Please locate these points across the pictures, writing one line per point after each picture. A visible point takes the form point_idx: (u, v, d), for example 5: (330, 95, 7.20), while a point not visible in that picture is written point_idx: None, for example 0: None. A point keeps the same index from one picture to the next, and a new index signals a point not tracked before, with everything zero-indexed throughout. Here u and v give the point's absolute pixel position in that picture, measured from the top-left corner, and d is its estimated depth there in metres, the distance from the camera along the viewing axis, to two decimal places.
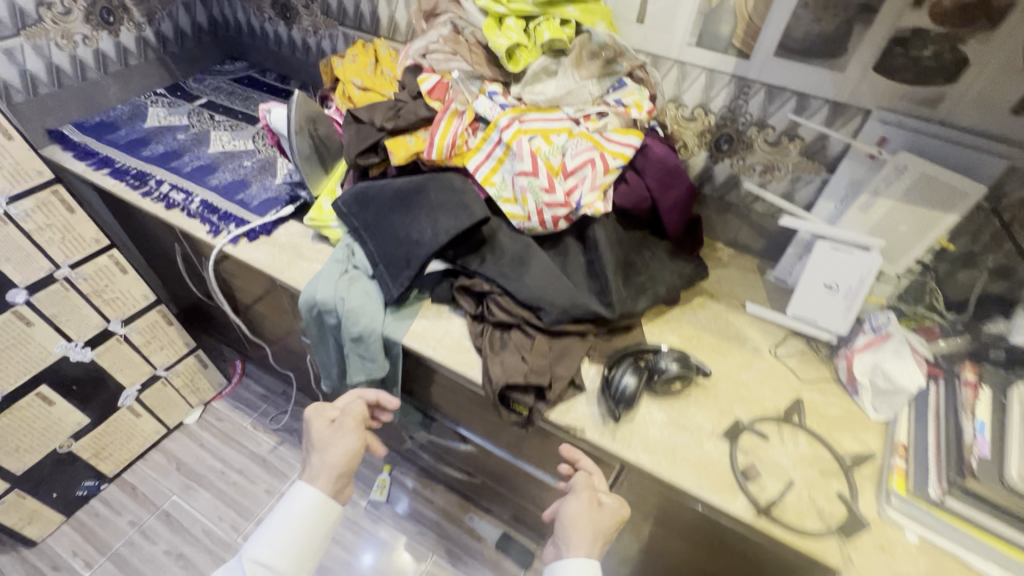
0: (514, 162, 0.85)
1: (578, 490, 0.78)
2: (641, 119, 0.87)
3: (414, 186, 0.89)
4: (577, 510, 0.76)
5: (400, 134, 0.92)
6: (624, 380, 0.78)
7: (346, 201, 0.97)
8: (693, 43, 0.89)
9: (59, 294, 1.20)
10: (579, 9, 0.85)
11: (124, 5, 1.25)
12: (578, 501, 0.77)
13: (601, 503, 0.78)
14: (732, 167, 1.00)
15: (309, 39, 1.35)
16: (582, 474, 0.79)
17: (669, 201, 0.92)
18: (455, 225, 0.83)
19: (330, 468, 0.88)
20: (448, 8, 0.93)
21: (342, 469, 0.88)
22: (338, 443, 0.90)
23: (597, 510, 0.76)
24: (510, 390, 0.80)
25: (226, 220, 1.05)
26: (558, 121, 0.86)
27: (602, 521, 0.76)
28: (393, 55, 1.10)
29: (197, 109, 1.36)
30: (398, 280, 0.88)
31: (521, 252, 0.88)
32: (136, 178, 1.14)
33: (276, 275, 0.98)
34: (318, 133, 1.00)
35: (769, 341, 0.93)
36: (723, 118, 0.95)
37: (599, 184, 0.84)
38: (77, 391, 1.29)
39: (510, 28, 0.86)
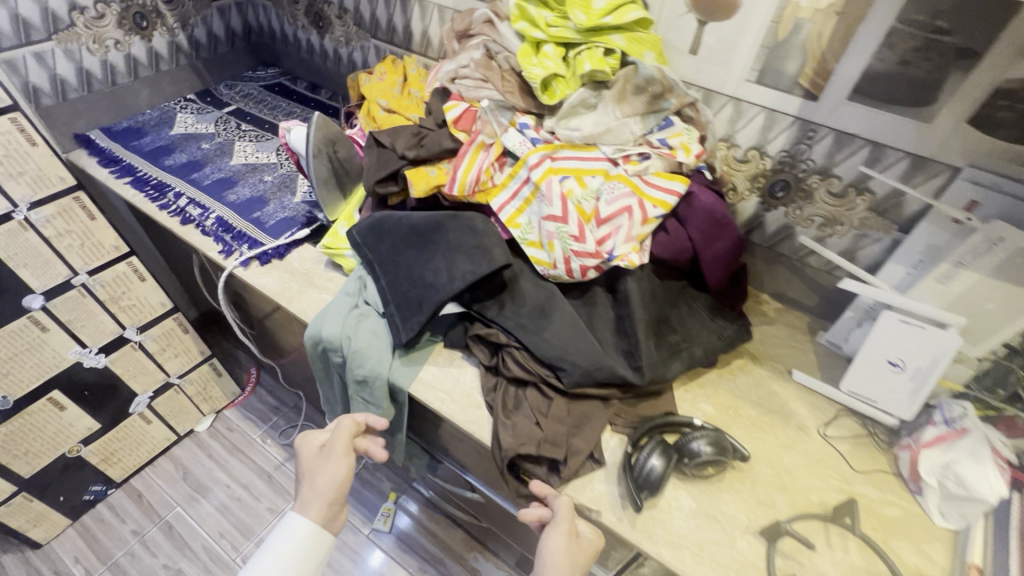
0: (542, 204, 0.78)
1: (557, 521, 0.68)
2: (689, 163, 0.77)
3: (432, 222, 0.82)
4: (559, 545, 0.66)
5: (422, 165, 0.85)
6: (650, 462, 0.69)
7: (359, 228, 0.91)
8: (753, 80, 0.79)
9: (76, 301, 1.19)
10: (625, 38, 0.77)
11: (158, 9, 1.23)
12: (560, 536, 0.67)
13: (579, 534, 0.69)
14: (787, 216, 0.89)
15: (341, 49, 1.30)
16: (563, 503, 0.70)
17: (713, 253, 0.83)
18: (473, 271, 0.76)
19: (322, 495, 0.77)
20: (481, 29, 0.85)
21: (333, 499, 0.77)
22: (325, 472, 0.79)
23: (573, 540, 0.68)
24: (522, 459, 0.74)
25: (240, 240, 1.01)
26: (594, 161, 0.77)
27: (577, 553, 0.67)
28: (423, 75, 1.03)
29: (225, 117, 1.33)
30: (407, 323, 0.81)
31: (543, 302, 0.80)
32: (156, 189, 1.11)
33: (284, 303, 0.93)
34: (338, 155, 0.95)
35: (818, 419, 0.82)
36: (780, 163, 0.84)
37: (635, 234, 0.75)
38: (89, 397, 1.28)
39: (548, 56, 0.78)
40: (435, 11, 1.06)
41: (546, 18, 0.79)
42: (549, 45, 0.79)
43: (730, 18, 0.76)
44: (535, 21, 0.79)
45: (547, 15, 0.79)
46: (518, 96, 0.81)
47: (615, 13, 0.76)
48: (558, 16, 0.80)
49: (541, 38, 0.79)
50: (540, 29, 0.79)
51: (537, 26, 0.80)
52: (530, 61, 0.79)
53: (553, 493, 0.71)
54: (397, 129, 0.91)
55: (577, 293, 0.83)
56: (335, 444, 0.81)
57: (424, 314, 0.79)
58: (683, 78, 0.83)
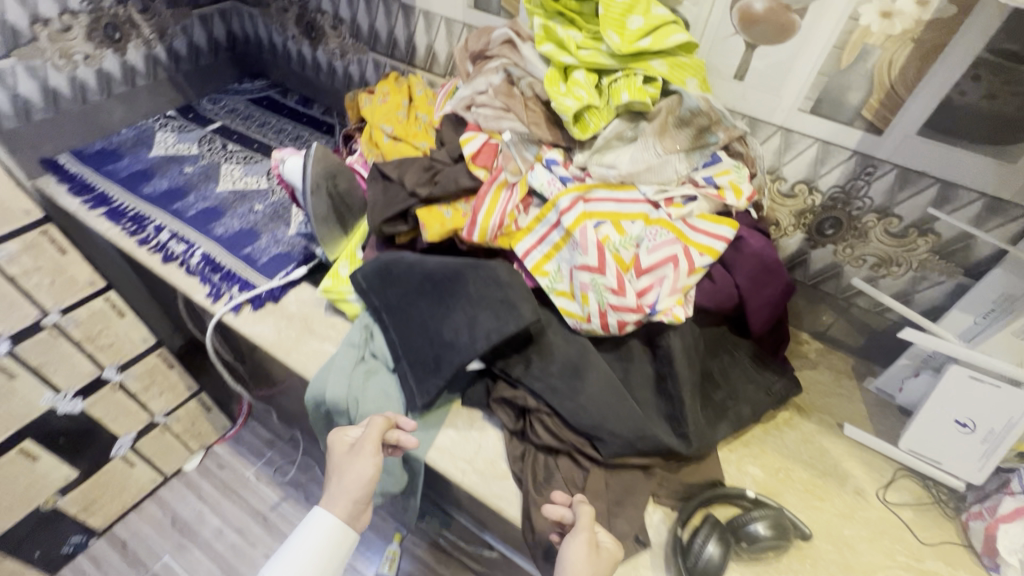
0: (574, 251, 0.69)
1: (576, 528, 0.60)
2: (739, 206, 0.69)
3: (449, 270, 0.73)
4: (581, 554, 0.58)
5: (435, 203, 0.76)
6: (709, 550, 0.61)
7: (364, 272, 0.82)
8: (807, 110, 0.71)
9: (47, 343, 1.08)
10: (667, 64, 0.69)
11: (132, 20, 1.12)
12: (582, 544, 0.59)
13: (599, 545, 0.61)
14: (835, 255, 0.82)
15: (336, 62, 1.20)
16: (584, 509, 0.62)
17: (760, 301, 0.75)
18: (499, 329, 0.68)
19: (349, 495, 0.68)
20: (500, 50, 0.76)
21: (360, 498, 0.69)
22: (352, 471, 0.68)
23: (596, 551, 0.60)
24: None
25: (229, 282, 0.91)
26: (633, 203, 0.69)
27: (600, 563, 0.59)
28: (430, 96, 0.93)
29: (209, 136, 1.22)
30: (423, 385, 0.72)
31: (575, 361, 0.71)
32: (134, 221, 1.01)
33: (281, 356, 0.83)
34: (339, 189, 0.85)
35: (876, 481, 0.75)
36: (832, 199, 0.76)
37: (681, 286, 0.67)
38: (65, 444, 1.17)
39: (580, 85, 0.69)
40: (441, 25, 0.96)
41: (576, 41, 0.70)
42: (580, 72, 0.70)
43: (784, 42, 0.67)
44: (564, 45, 0.70)
45: (577, 39, 0.70)
46: (544, 128, 0.72)
47: (655, 37, 0.68)
48: (589, 40, 0.71)
49: (570, 64, 0.71)
50: (570, 54, 0.70)
51: (566, 51, 0.71)
52: (559, 90, 0.70)
53: (575, 500, 0.64)
54: (405, 161, 0.81)
55: (611, 347, 0.75)
56: (364, 443, 0.69)
57: (443, 376, 0.70)
58: (726, 106, 0.75)
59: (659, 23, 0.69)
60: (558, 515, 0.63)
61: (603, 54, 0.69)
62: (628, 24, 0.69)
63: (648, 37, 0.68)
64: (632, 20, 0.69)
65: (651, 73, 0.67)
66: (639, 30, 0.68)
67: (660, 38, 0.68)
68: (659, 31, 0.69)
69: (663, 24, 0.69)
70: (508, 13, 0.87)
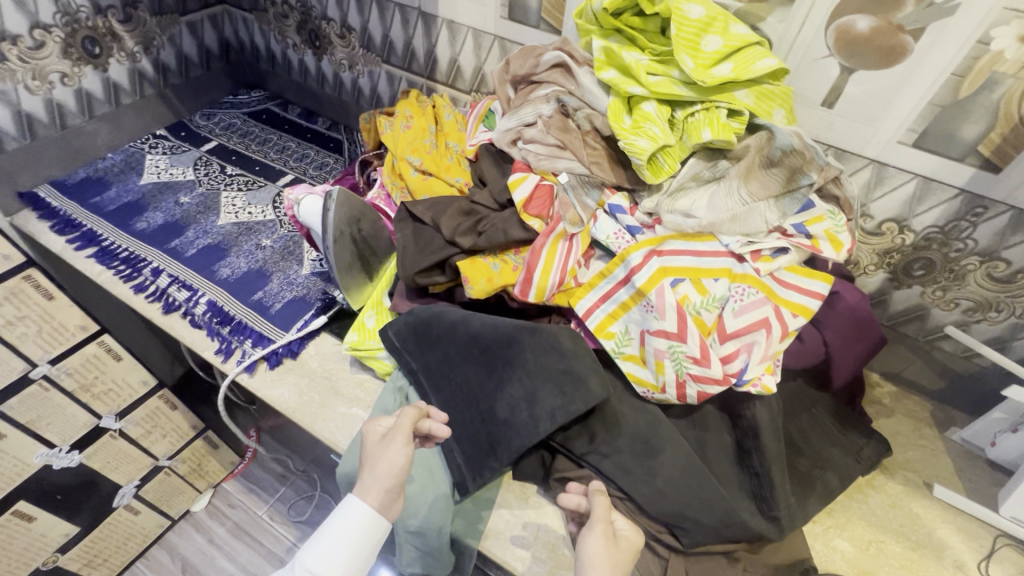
0: (647, 313, 0.59)
1: (592, 520, 0.56)
2: (837, 259, 0.60)
3: (500, 334, 0.64)
4: (598, 543, 0.54)
5: (480, 255, 0.66)
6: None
7: (396, 327, 0.72)
8: (909, 142, 0.62)
9: (38, 397, 0.98)
10: (753, 94, 0.59)
11: (113, 31, 0.99)
12: (597, 534, 0.55)
13: (616, 535, 0.57)
14: (922, 297, 0.73)
15: (343, 74, 1.08)
16: (599, 498, 0.58)
17: (849, 357, 0.67)
18: (565, 408, 0.59)
19: (378, 483, 0.57)
20: (550, 75, 0.66)
21: (392, 487, 0.58)
22: (382, 461, 0.58)
23: (614, 537, 0.56)
24: None
25: (240, 334, 0.81)
26: (714, 257, 0.59)
27: (619, 552, 0.55)
28: (460, 121, 0.83)
29: (205, 157, 1.11)
30: (475, 466, 0.64)
31: (648, 435, 0.63)
32: (127, 263, 0.90)
33: (305, 424, 0.74)
34: (363, 233, 0.75)
35: (976, 552, 0.68)
36: (927, 239, 0.68)
37: (772, 353, 0.58)
38: (63, 500, 1.08)
39: (652, 120, 0.59)
40: (468, 37, 0.85)
41: (642, 68, 0.60)
42: (650, 104, 0.60)
43: (889, 67, 0.58)
44: (629, 71, 0.60)
45: (643, 65, 0.60)
46: (608, 169, 0.63)
47: (738, 64, 0.58)
48: (656, 66, 0.61)
49: (637, 95, 0.60)
50: (638, 83, 0.60)
51: (632, 79, 0.61)
52: (626, 126, 0.60)
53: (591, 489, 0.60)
54: (439, 203, 0.71)
55: (683, 414, 0.66)
56: (396, 431, 0.59)
57: (502, 459, 0.62)
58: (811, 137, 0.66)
59: (739, 46, 0.59)
60: (572, 505, 0.61)
61: (676, 83, 0.59)
62: (704, 48, 0.59)
63: (729, 64, 0.59)
64: (708, 41, 0.59)
65: (737, 106, 0.58)
66: (718, 55, 0.59)
67: (743, 64, 0.58)
68: (741, 56, 0.59)
69: (744, 47, 0.59)
70: (549, 26, 0.76)
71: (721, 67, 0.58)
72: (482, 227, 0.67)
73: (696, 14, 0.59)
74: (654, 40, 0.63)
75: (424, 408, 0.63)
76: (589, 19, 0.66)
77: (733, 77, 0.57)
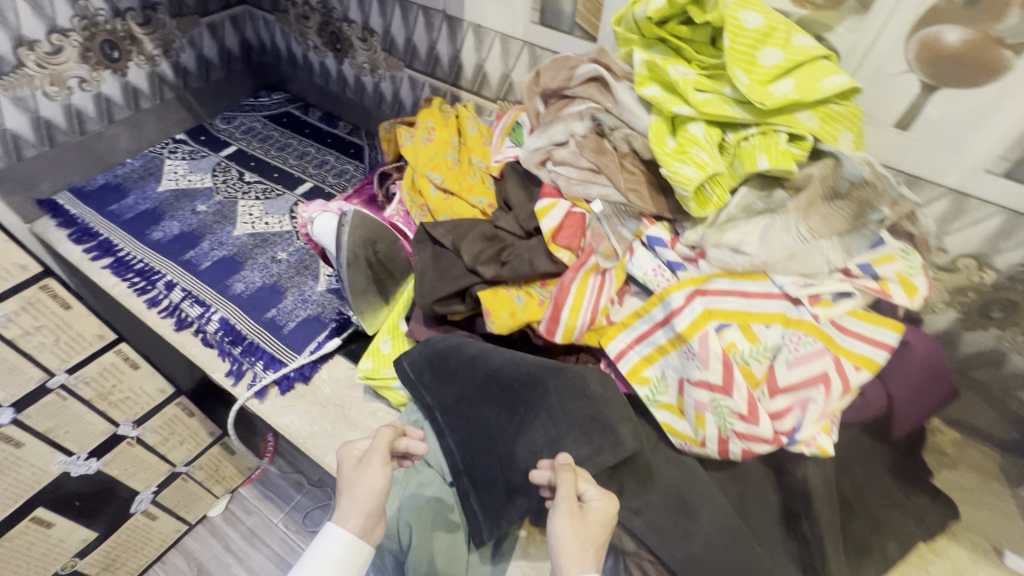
0: (688, 361, 0.53)
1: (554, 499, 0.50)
2: (909, 306, 0.52)
3: (523, 373, 0.59)
4: (568, 527, 0.48)
5: (503, 286, 0.61)
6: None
7: (411, 356, 0.67)
8: (998, 172, 0.53)
9: (55, 405, 0.97)
10: (817, 116, 0.52)
11: (132, 35, 0.97)
12: (564, 515, 0.48)
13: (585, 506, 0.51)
14: (999, 341, 0.65)
15: (365, 78, 1.04)
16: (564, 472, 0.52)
17: (914, 410, 0.59)
18: (596, 463, 0.54)
19: (359, 506, 0.53)
20: (584, 90, 0.60)
21: (374, 510, 0.53)
22: (361, 484, 0.54)
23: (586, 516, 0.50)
24: None
25: (251, 356, 0.78)
26: (766, 300, 0.53)
27: (592, 531, 0.48)
28: (485, 134, 0.77)
29: (224, 163, 1.08)
30: (492, 516, 0.58)
31: (685, 492, 0.56)
32: (141, 276, 0.87)
33: (315, 455, 0.70)
34: (379, 255, 0.70)
35: None
36: (1011, 279, 0.60)
37: (830, 411, 0.52)
38: (80, 506, 1.08)
39: (700, 145, 0.52)
40: (496, 42, 0.80)
41: (690, 84, 0.53)
42: (698, 125, 0.53)
43: (981, 86, 0.50)
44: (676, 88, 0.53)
45: (691, 81, 0.53)
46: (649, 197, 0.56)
47: (800, 81, 0.51)
48: (705, 82, 0.54)
49: (684, 115, 0.54)
50: (685, 102, 0.53)
51: (678, 97, 0.54)
52: (671, 150, 0.53)
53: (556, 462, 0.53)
54: (460, 226, 0.66)
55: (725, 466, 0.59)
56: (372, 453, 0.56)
57: (519, 511, 0.56)
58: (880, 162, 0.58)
59: (802, 60, 0.52)
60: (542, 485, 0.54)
61: (728, 102, 0.53)
62: (762, 62, 0.52)
63: (792, 81, 0.51)
64: (766, 54, 0.52)
65: (800, 129, 0.51)
66: (778, 70, 0.52)
67: (807, 82, 0.51)
68: (804, 71, 0.52)
69: (808, 61, 0.52)
70: (584, 32, 0.70)
71: (782, 84, 0.51)
72: (506, 255, 0.61)
73: (754, 23, 0.52)
74: (702, 51, 0.56)
75: (400, 427, 0.61)
76: (629, 25, 0.59)
77: (796, 97, 0.50)
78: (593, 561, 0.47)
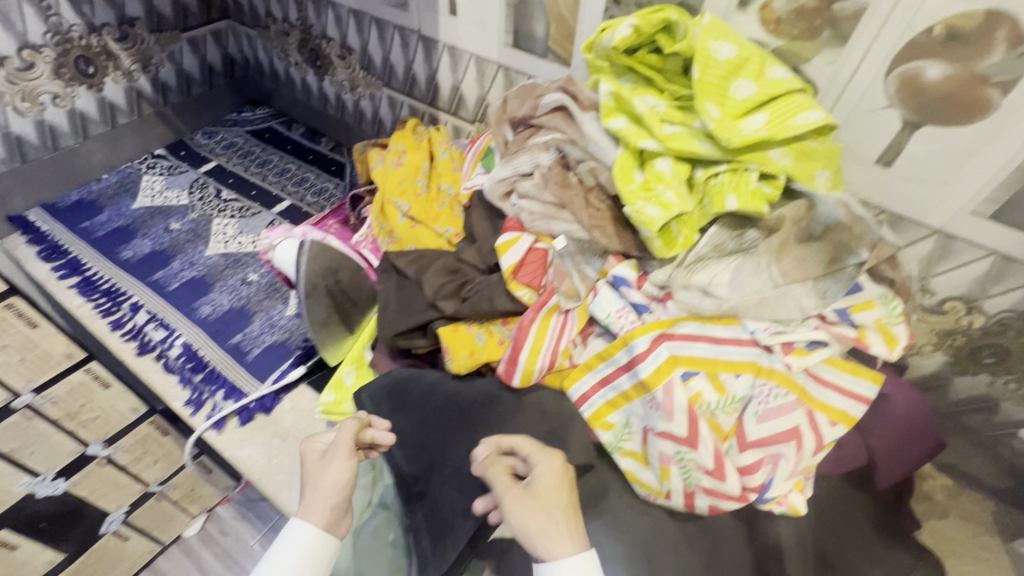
0: (652, 411, 0.50)
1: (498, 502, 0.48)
2: (887, 357, 0.49)
3: (480, 393, 0.56)
4: (521, 515, 0.46)
5: (464, 322, 0.58)
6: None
7: (370, 389, 0.61)
8: (985, 214, 0.50)
9: (19, 427, 0.90)
10: (791, 154, 0.49)
11: (108, 51, 0.97)
12: (511, 506, 0.47)
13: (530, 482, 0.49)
14: (990, 387, 0.61)
15: (345, 96, 1.02)
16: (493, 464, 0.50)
17: (897, 462, 0.56)
18: None
19: (326, 496, 0.52)
20: (551, 119, 0.57)
21: (340, 504, 0.52)
22: (325, 477, 0.53)
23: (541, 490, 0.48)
24: None
25: (211, 383, 0.76)
26: (736, 346, 0.50)
27: (548, 501, 0.47)
28: (456, 159, 0.75)
29: (202, 179, 1.06)
30: (440, 546, 0.54)
31: (651, 549, 0.51)
32: (107, 297, 0.85)
33: (269, 491, 0.68)
34: (341, 284, 0.69)
35: None
36: (1001, 325, 0.56)
37: (802, 467, 0.48)
38: (46, 527, 1.02)
39: (665, 182, 0.49)
40: (471, 64, 0.77)
41: (656, 118, 0.51)
42: (665, 160, 0.50)
43: (965, 125, 0.47)
44: (642, 123, 0.50)
45: (659, 115, 0.51)
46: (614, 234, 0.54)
47: (773, 116, 0.48)
48: (673, 115, 0.51)
49: (651, 150, 0.51)
50: (651, 137, 0.50)
51: (645, 131, 0.51)
52: (636, 187, 0.50)
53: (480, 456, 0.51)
54: (424, 256, 0.63)
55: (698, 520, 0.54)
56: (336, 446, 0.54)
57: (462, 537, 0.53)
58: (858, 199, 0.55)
59: (776, 94, 0.49)
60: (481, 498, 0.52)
61: (697, 138, 0.50)
62: (732, 96, 0.49)
63: (764, 115, 0.48)
64: (738, 87, 0.49)
65: (771, 168, 0.48)
66: (750, 105, 0.49)
67: (779, 117, 0.48)
68: (777, 106, 0.49)
69: (782, 94, 0.49)
70: (558, 56, 0.67)
71: (753, 119, 0.48)
72: (466, 291, 0.59)
73: (726, 55, 0.49)
74: (672, 81, 0.54)
75: (364, 418, 0.58)
76: (598, 54, 0.56)
77: (767, 133, 0.47)
78: (571, 537, 0.46)
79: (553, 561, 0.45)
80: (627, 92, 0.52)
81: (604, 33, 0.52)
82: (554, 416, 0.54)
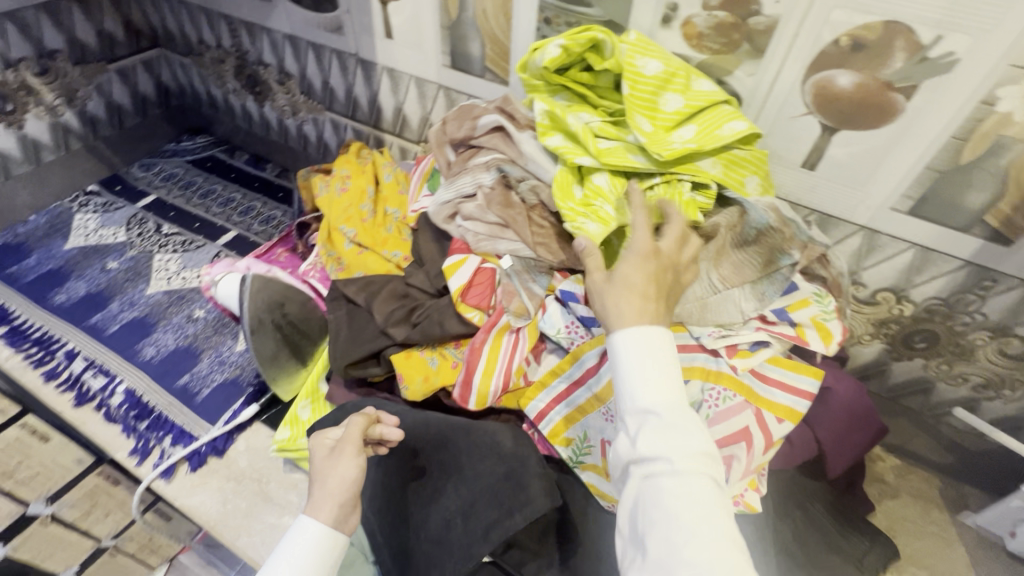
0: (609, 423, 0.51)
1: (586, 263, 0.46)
2: (826, 353, 0.51)
3: (433, 433, 0.55)
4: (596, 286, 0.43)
5: (417, 348, 0.57)
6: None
7: (323, 424, 0.61)
8: (904, 210, 0.53)
9: None
10: (720, 164, 0.51)
11: (28, 86, 0.92)
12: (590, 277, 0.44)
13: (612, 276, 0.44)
14: (926, 370, 0.65)
15: (287, 121, 1.00)
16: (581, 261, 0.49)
17: (844, 452, 0.57)
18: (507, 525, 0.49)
19: (333, 494, 0.43)
20: (489, 140, 0.58)
21: (350, 501, 0.44)
22: (334, 477, 0.44)
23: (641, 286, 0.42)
24: None
25: (158, 430, 0.72)
26: (684, 353, 0.51)
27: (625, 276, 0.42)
28: (402, 181, 0.74)
29: (140, 214, 1.01)
30: None
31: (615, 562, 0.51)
32: (39, 346, 0.80)
33: (226, 540, 0.64)
34: (289, 317, 0.67)
35: None
36: (929, 311, 0.59)
37: (756, 466, 0.50)
38: None
39: (603, 197, 0.50)
40: (411, 85, 0.77)
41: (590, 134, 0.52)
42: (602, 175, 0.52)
43: (876, 128, 0.50)
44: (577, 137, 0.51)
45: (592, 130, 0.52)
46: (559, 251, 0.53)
47: (700, 129, 0.50)
48: (606, 130, 0.52)
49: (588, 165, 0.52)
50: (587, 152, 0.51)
51: (581, 147, 0.52)
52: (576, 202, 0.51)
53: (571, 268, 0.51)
54: (373, 282, 0.62)
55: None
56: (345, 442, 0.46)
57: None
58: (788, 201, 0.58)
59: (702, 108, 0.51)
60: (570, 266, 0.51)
61: (630, 151, 0.51)
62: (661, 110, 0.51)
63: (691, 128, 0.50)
64: (666, 101, 0.51)
65: (702, 179, 0.50)
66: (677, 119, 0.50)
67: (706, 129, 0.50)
68: (704, 118, 0.51)
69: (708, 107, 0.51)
70: (495, 75, 0.68)
71: (682, 132, 0.50)
72: (417, 315, 0.57)
73: (652, 71, 0.51)
74: (603, 97, 0.55)
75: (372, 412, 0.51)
76: (532, 72, 0.56)
77: (694, 145, 0.49)
78: (647, 315, 0.40)
79: (626, 330, 0.40)
80: (561, 109, 0.53)
81: (534, 53, 0.53)
82: (512, 441, 0.53)
